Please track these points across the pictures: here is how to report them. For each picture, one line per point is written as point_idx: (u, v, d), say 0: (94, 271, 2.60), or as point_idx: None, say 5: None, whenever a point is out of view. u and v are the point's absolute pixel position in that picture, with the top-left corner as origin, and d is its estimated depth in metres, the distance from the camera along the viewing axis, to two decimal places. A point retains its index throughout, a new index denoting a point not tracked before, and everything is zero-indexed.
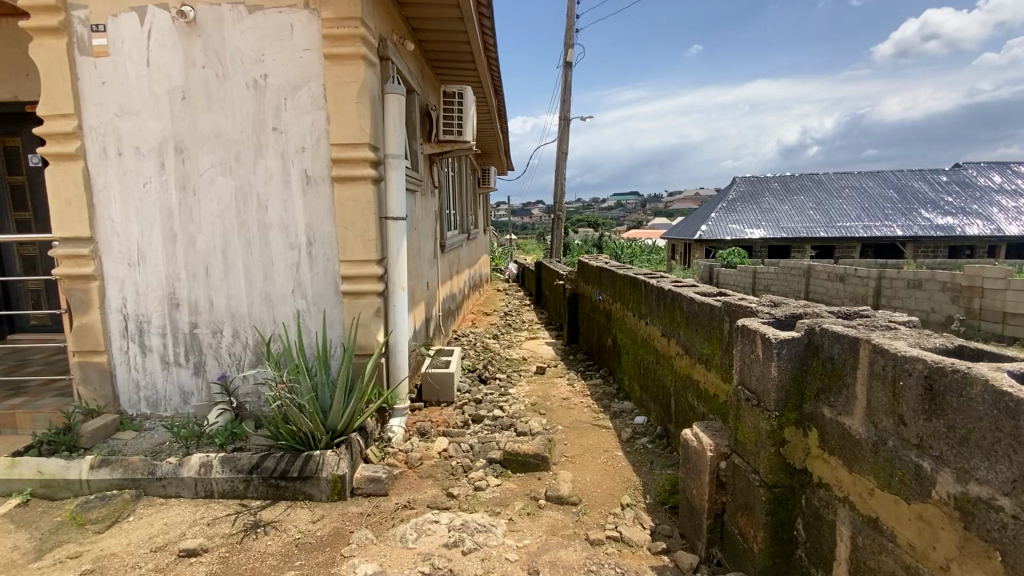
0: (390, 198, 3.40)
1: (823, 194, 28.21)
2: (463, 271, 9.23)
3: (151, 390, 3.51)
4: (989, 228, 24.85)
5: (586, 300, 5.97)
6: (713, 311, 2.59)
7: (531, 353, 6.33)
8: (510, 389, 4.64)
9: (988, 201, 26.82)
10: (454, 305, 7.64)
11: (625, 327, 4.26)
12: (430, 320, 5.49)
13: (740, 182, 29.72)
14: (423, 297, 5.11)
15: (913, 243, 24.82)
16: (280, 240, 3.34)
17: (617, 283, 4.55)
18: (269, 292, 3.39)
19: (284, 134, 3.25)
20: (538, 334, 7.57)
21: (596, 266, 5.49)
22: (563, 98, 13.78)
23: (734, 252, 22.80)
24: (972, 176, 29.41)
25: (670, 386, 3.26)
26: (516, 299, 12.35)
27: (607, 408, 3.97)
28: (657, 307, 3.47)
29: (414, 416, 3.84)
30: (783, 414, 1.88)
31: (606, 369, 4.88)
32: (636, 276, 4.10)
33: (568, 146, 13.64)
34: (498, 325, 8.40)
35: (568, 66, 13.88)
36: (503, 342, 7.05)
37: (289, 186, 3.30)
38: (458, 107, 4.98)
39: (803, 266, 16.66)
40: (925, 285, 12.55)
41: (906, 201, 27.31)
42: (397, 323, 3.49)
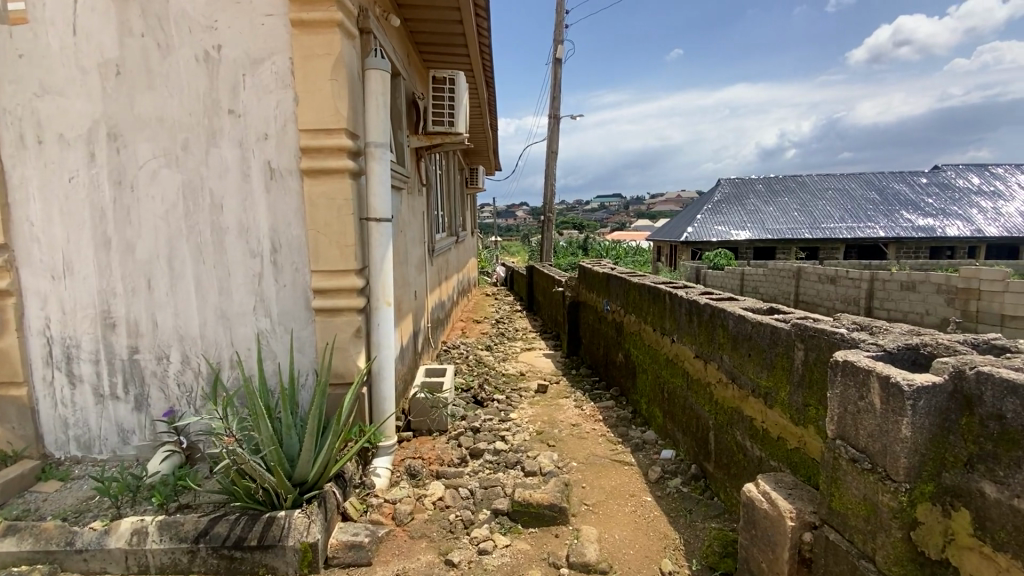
0: (372, 195, 2.83)
1: (808, 195, 28.25)
2: (452, 276, 8.66)
3: (82, 429, 2.88)
4: (970, 229, 25.04)
5: (588, 309, 5.46)
6: (781, 335, 2.09)
7: (529, 367, 5.79)
8: (511, 413, 4.10)
9: (969, 202, 27.05)
10: (443, 313, 7.08)
11: (643, 343, 3.74)
12: (419, 333, 4.92)
13: (727, 183, 29.67)
14: (410, 308, 4.56)
15: (896, 244, 24.90)
16: (238, 246, 2.76)
17: (631, 293, 4.04)
18: (226, 310, 2.80)
19: (243, 118, 2.68)
20: (534, 344, 7.03)
21: (602, 272, 4.98)
22: (553, 95, 13.30)
23: (722, 254, 22.61)
24: (953, 178, 29.64)
25: (707, 418, 2.76)
26: (506, 304, 11.81)
27: (625, 438, 3.45)
28: (689, 324, 2.95)
29: (402, 452, 3.29)
30: (917, 487, 1.43)
31: (617, 389, 4.36)
32: (657, 285, 3.59)
33: (558, 145, 13.19)
34: (491, 333, 7.86)
35: (557, 63, 13.42)
36: (497, 353, 6.51)
37: (249, 181, 2.72)
38: (450, 94, 4.44)
39: (793, 267, 16.26)
40: (919, 285, 12.25)
41: (890, 202, 27.43)
42: (382, 344, 2.92)
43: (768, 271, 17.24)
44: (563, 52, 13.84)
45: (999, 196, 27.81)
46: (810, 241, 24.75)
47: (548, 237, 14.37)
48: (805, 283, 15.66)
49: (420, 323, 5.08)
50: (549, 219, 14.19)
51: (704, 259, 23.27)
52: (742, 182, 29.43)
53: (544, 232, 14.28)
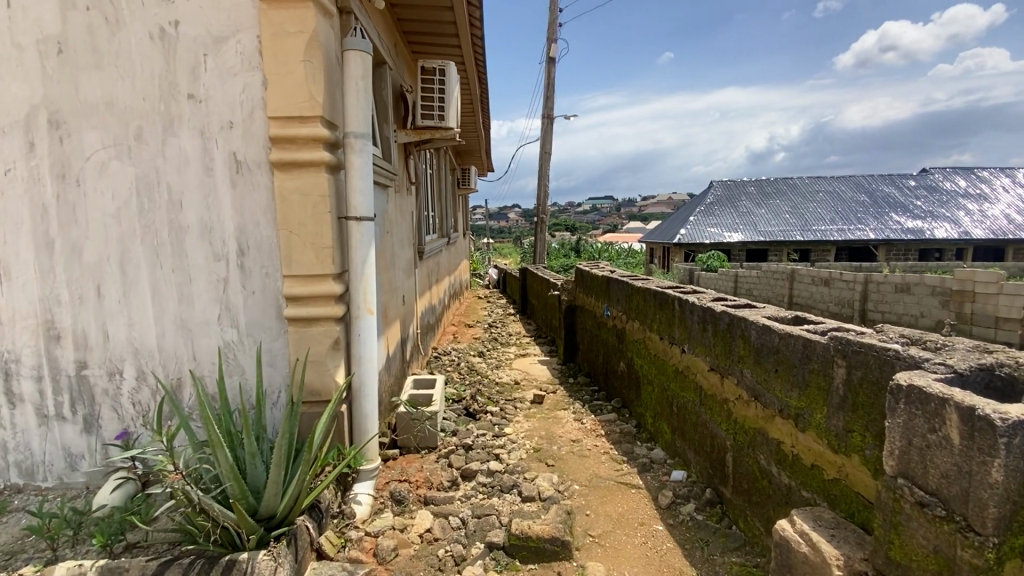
0: (352, 191, 2.52)
1: (800, 197, 28.26)
2: (443, 278, 8.35)
3: (24, 454, 2.56)
4: (959, 231, 25.11)
5: (586, 314, 5.20)
6: (814, 348, 1.83)
7: (524, 375, 5.50)
8: (505, 427, 3.82)
9: (959, 204, 27.15)
10: (433, 317, 6.78)
11: (648, 352, 3.48)
12: (407, 340, 4.63)
13: (719, 185, 29.64)
14: (398, 316, 4.25)
15: (887, 246, 24.92)
16: (200, 248, 2.46)
17: (633, 299, 3.79)
18: (186, 319, 2.50)
19: (205, 104, 2.38)
20: (528, 350, 6.74)
21: (601, 275, 4.72)
22: (547, 95, 13.07)
23: (715, 256, 22.51)
24: (942, 180, 29.78)
25: (725, 438, 2.49)
26: (498, 307, 11.53)
27: (630, 456, 3.18)
28: (702, 333, 2.69)
29: (386, 474, 2.99)
30: (1006, 541, 1.18)
31: (618, 400, 4.09)
32: (663, 290, 3.33)
33: (551, 145, 12.95)
34: (484, 338, 7.57)
35: (551, 62, 13.18)
36: (491, 360, 6.23)
37: (212, 175, 2.42)
38: (439, 86, 4.16)
39: (787, 269, 16.10)
40: (913, 287, 12.12)
41: (881, 204, 27.50)
42: (363, 357, 2.63)
43: (761, 273, 17.10)
44: (556, 51, 13.60)
45: (988, 199, 27.94)
46: (802, 243, 24.72)
47: (542, 239, 14.10)
48: (798, 285, 15.50)
49: (409, 331, 4.78)
50: (542, 221, 13.93)
51: (697, 261, 23.15)
52: (734, 184, 29.40)
53: (538, 234, 14.03)
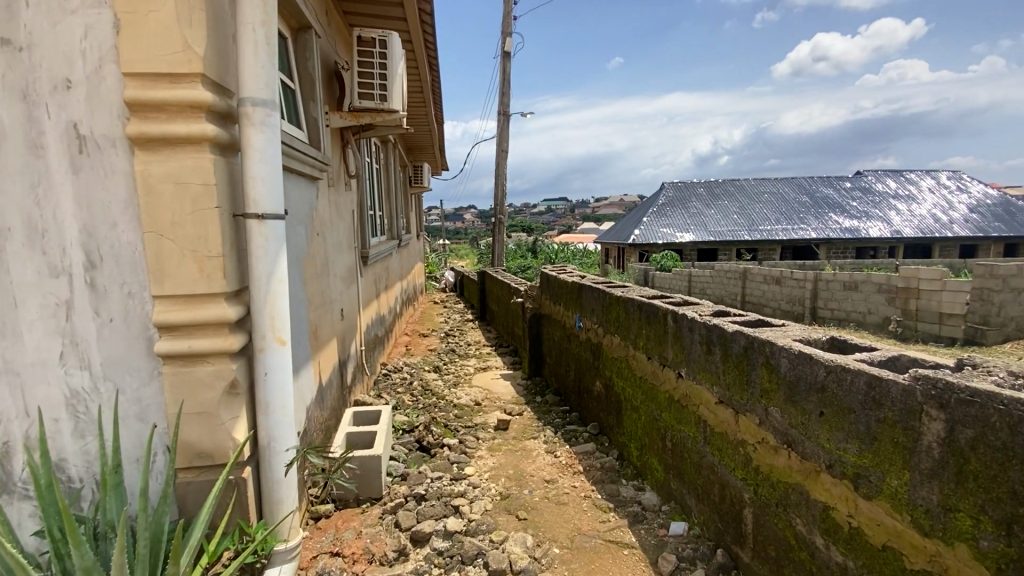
0: (248, 181, 1.86)
1: (748, 198, 29.06)
2: (394, 284, 7.66)
3: None
4: (892, 229, 26.37)
5: (553, 324, 4.67)
6: (886, 391, 1.34)
7: (485, 393, 4.89)
8: (465, 464, 3.21)
9: (892, 205, 28.58)
10: (382, 329, 6.09)
11: (632, 374, 2.96)
12: (347, 361, 3.96)
13: (671, 186, 30.11)
14: (334, 332, 3.59)
15: (828, 245, 25.89)
16: (28, 259, 1.74)
17: (610, 309, 3.28)
18: (10, 362, 1.76)
19: (28, 56, 1.68)
20: (489, 363, 6.14)
21: (570, 282, 4.20)
22: (503, 90, 12.54)
23: (668, 256, 22.71)
24: (876, 182, 31.32)
25: (739, 488, 1.99)
26: (455, 313, 10.86)
27: (615, 500, 2.66)
28: (706, 357, 2.19)
29: (311, 546, 2.33)
30: None
31: (595, 425, 3.56)
32: (651, 300, 2.82)
33: (507, 143, 12.42)
34: (440, 349, 6.93)
35: (506, 56, 12.67)
36: (448, 375, 5.61)
37: (43, 155, 1.72)
38: (380, 61, 3.52)
39: (738, 268, 16.27)
40: (860, 285, 12.32)
41: (822, 204, 28.60)
42: (273, 401, 1.97)
43: (714, 272, 17.21)
44: (512, 44, 13.09)
45: (918, 199, 29.53)
46: (752, 242, 25.33)
47: (500, 241, 13.52)
48: (751, 283, 15.64)
49: (350, 349, 4.11)
50: (500, 221, 13.35)
51: (652, 260, 23.26)
52: (687, 185, 29.89)
53: (495, 236, 13.49)
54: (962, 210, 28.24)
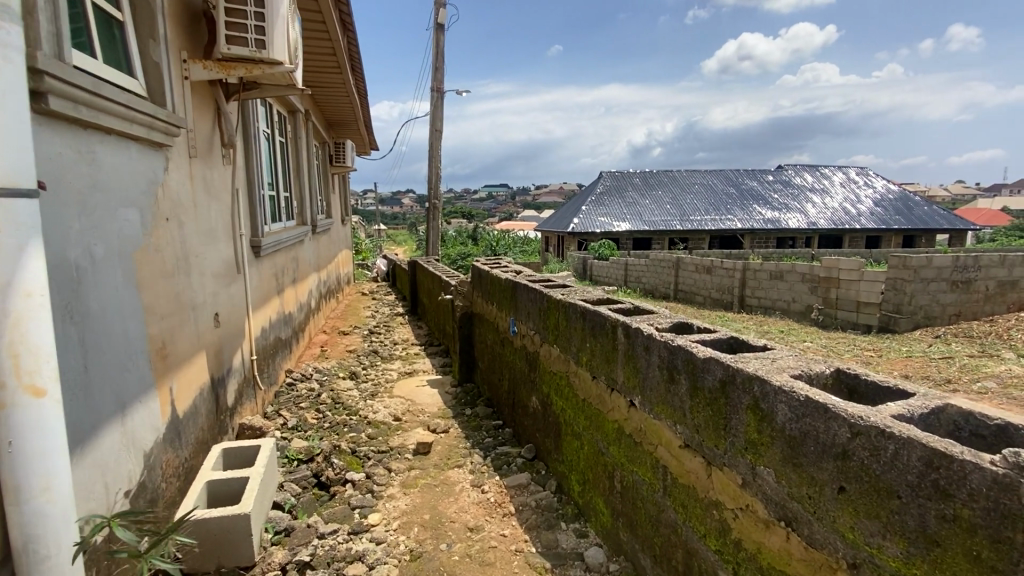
0: None
1: (680, 188, 29.81)
2: (308, 276, 6.78)
3: None
4: (808, 221, 27.91)
5: (485, 325, 4.09)
6: (961, 480, 0.88)
7: (407, 406, 4.24)
8: (370, 510, 2.58)
9: (809, 198, 30.30)
10: (287, 330, 5.27)
11: (573, 395, 2.43)
12: (225, 380, 3.19)
13: (608, 176, 30.34)
14: (203, 343, 2.84)
15: (751, 235, 27.01)
16: None
17: (547, 314, 2.73)
18: None
19: None
20: (416, 366, 5.46)
21: (502, 278, 3.62)
22: (436, 65, 11.67)
23: (605, 244, 22.77)
24: (795, 175, 33.08)
25: (712, 564, 1.52)
26: (384, 306, 10.05)
27: (553, 556, 2.14)
28: (668, 387, 1.68)
29: None
30: None
31: (530, 448, 3.03)
32: (598, 307, 2.29)
33: (440, 122, 11.60)
34: (360, 349, 6.18)
35: (440, 28, 11.78)
36: (365, 382, 4.90)
37: None
38: None
39: (671, 257, 16.43)
40: (786, 275, 12.64)
41: (748, 196, 29.84)
42: (29, 481, 1.28)
43: (649, 261, 17.31)
44: (446, 16, 12.20)
45: (831, 192, 31.47)
46: (684, 232, 25.97)
47: (434, 228, 12.72)
48: (684, 272, 15.84)
49: (232, 361, 3.35)
50: (435, 207, 12.52)
51: (590, 248, 23.27)
52: (623, 175, 30.23)
53: (429, 223, 12.71)
54: (869, 203, 30.36)
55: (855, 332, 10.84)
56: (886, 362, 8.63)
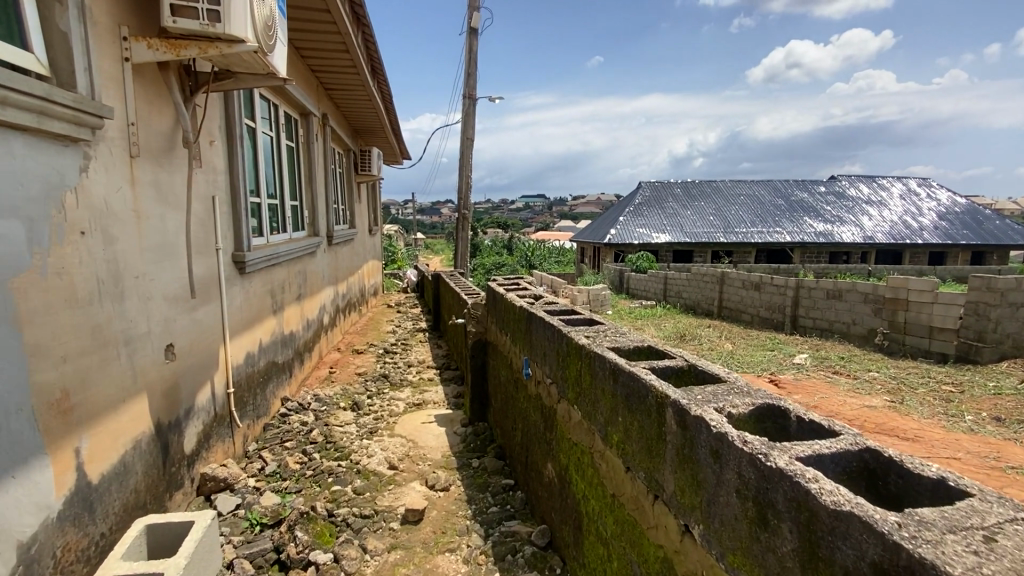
0: None
1: (724, 199, 28.45)
2: (321, 290, 6.32)
3: None
4: (865, 234, 25.99)
5: (498, 358, 3.44)
6: None
7: (407, 450, 3.62)
8: None
9: (864, 210, 28.30)
10: (288, 352, 4.77)
11: (597, 483, 1.75)
12: (181, 424, 2.66)
13: (648, 186, 29.31)
14: (146, 384, 2.33)
15: (800, 249, 25.33)
16: None
17: (566, 361, 2.04)
18: None
19: None
20: (426, 396, 4.85)
21: (517, 305, 2.96)
22: (469, 71, 11.23)
23: (644, 257, 21.78)
24: (849, 186, 31.04)
25: None
26: (407, 320, 9.55)
27: None
28: (754, 534, 0.99)
29: None
30: None
31: (544, 532, 2.36)
32: (638, 363, 1.60)
33: (471, 128, 11.12)
34: (371, 372, 5.64)
35: (473, 33, 11.35)
36: (366, 414, 4.33)
37: None
38: None
39: (715, 272, 15.34)
40: (845, 294, 11.37)
41: (797, 208, 28.14)
42: None
43: (691, 276, 16.28)
44: (480, 21, 11.77)
45: (889, 204, 29.30)
46: (727, 245, 24.62)
47: (462, 239, 12.18)
48: (729, 288, 14.74)
49: (197, 399, 2.84)
50: (464, 216, 11.98)
51: (627, 261, 22.29)
52: (664, 185, 29.15)
53: (458, 234, 12.21)
54: (933, 217, 28.06)
55: (927, 362, 9.55)
56: (971, 400, 7.44)
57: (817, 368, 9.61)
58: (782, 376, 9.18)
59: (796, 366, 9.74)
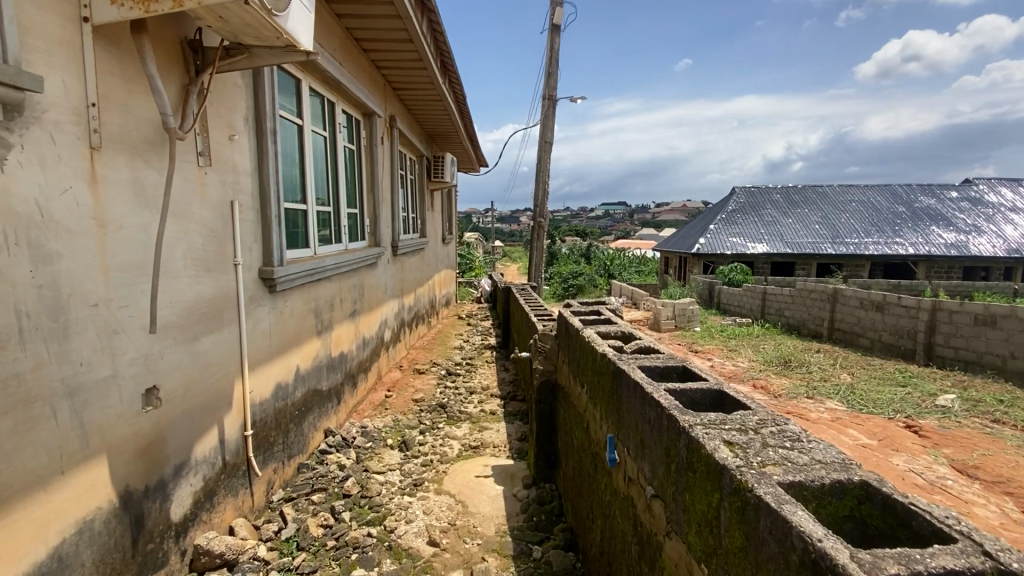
0: None
1: (831, 206, 25.42)
2: (383, 304, 5.84)
3: None
4: (1010, 247, 21.93)
5: (571, 412, 2.61)
6: None
7: (453, 517, 2.88)
8: None
9: (1010, 218, 23.95)
10: (339, 377, 4.26)
11: None
12: (168, 487, 2.12)
13: (742, 191, 26.97)
14: (105, 445, 1.79)
15: (926, 263, 21.83)
16: None
17: (686, 475, 1.20)
18: None
19: None
20: (485, 436, 4.11)
21: (599, 348, 2.11)
22: (549, 70, 10.53)
23: (738, 269, 19.77)
24: (991, 190, 26.49)
25: None
26: (476, 335, 8.94)
27: None
28: None
29: None
30: None
31: None
32: (878, 562, 0.85)
33: (549, 130, 10.39)
34: (428, 398, 5.01)
35: (555, 29, 10.63)
36: (414, 457, 3.66)
37: None
38: None
39: (826, 289, 13.32)
40: (1000, 321, 9.19)
41: (922, 216, 24.45)
42: None
43: (795, 292, 14.34)
44: (562, 17, 11.05)
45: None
46: (835, 257, 21.82)
47: (537, 248, 11.42)
48: (843, 307, 12.71)
49: (195, 451, 2.30)
50: (539, 225, 11.24)
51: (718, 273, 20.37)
52: (761, 191, 26.68)
53: (533, 243, 11.48)
54: None
55: None
56: None
57: (969, 414, 7.69)
58: (923, 422, 7.42)
59: (940, 410, 7.87)
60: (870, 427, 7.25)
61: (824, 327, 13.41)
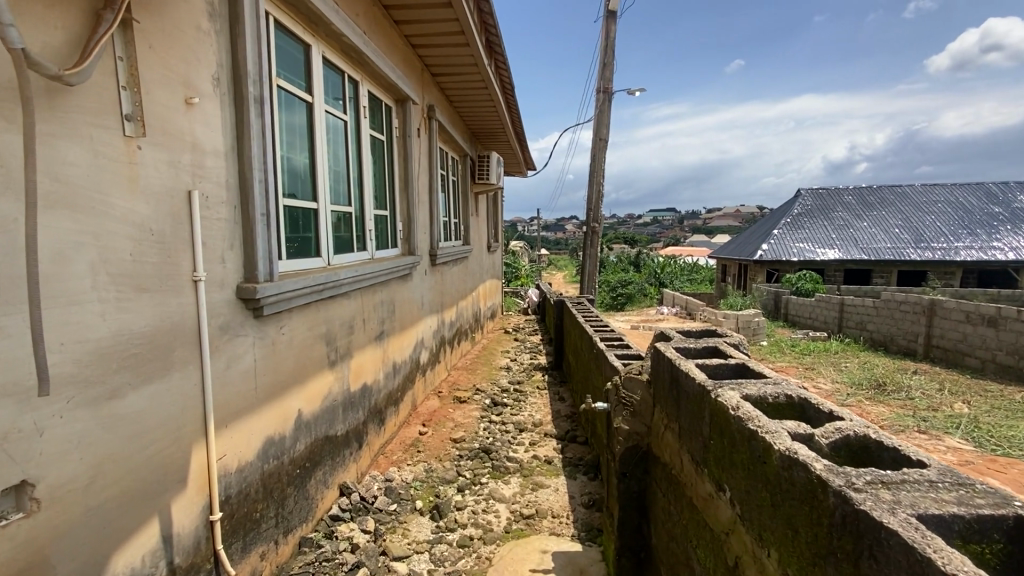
0: None
1: (913, 208, 22.96)
2: (419, 321, 5.05)
3: None
4: None
5: (686, 511, 1.65)
6: None
7: None
8: None
9: None
10: (362, 415, 3.46)
11: None
12: None
13: (808, 193, 24.88)
14: None
15: None
16: None
17: None
18: None
19: None
20: (540, 497, 3.18)
21: (771, 436, 1.16)
22: (605, 61, 9.59)
23: (808, 276, 17.82)
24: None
25: None
26: (523, 352, 8.05)
27: None
28: None
29: None
30: None
31: None
32: None
33: (605, 126, 9.43)
34: (469, 437, 4.15)
35: (612, 16, 9.68)
36: (448, 530, 2.78)
37: None
38: None
39: (921, 300, 11.50)
40: None
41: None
42: None
43: (881, 302, 12.56)
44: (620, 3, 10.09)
45: None
46: (921, 263, 19.50)
47: (589, 255, 10.43)
48: (943, 321, 10.90)
49: (112, 565, 1.51)
50: (593, 230, 10.26)
51: (786, 281, 18.60)
52: (831, 192, 24.52)
53: (586, 250, 10.50)
54: None
55: None
56: None
57: None
58: None
59: None
60: (1013, 475, 5.77)
61: (917, 344, 11.62)
